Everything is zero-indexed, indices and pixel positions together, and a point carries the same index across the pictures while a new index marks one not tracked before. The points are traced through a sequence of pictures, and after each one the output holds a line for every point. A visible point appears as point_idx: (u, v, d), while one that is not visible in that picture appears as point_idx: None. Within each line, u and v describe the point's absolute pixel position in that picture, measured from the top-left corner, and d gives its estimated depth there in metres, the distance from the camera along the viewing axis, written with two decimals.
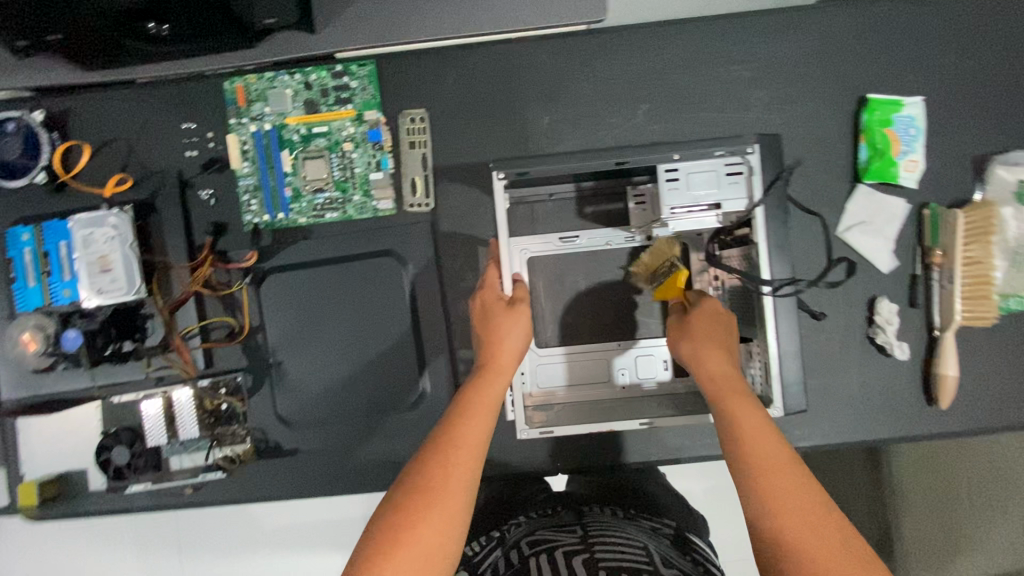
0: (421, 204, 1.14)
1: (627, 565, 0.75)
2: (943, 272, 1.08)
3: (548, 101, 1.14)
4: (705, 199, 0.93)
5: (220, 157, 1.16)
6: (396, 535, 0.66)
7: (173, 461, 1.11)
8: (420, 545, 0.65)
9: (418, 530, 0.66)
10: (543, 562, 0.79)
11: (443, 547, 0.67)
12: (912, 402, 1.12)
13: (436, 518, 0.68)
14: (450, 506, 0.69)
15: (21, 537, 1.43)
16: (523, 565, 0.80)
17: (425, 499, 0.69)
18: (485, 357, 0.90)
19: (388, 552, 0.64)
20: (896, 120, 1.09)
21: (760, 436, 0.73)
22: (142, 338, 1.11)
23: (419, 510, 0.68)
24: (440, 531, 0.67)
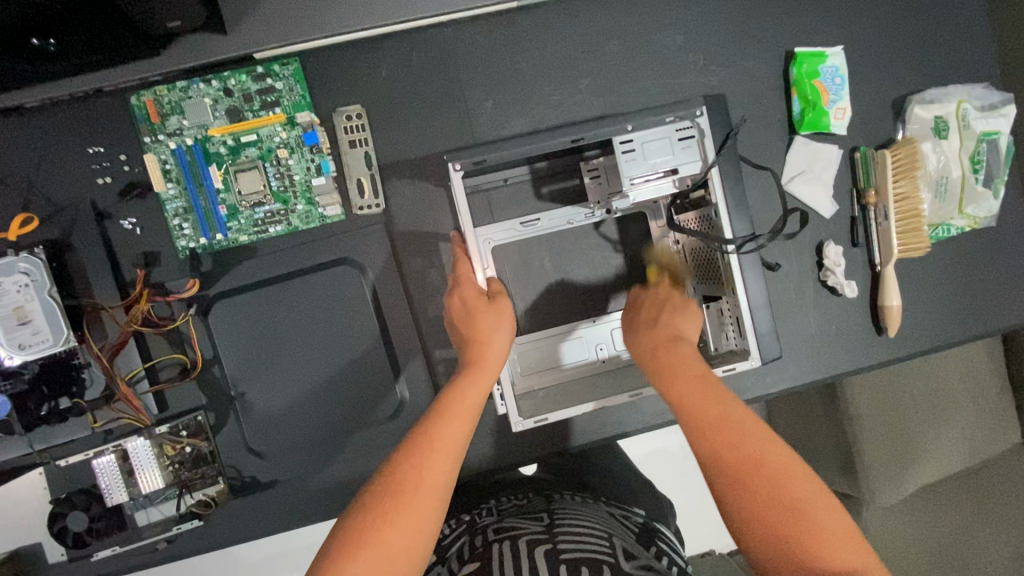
0: (371, 205, 1.08)
1: (588, 555, 0.76)
2: (878, 211, 1.16)
3: (490, 84, 1.10)
4: (662, 165, 0.93)
5: (139, 181, 1.05)
6: (364, 536, 0.63)
7: (139, 517, 1.03)
8: (390, 548, 0.63)
9: (388, 533, 0.64)
10: (505, 551, 0.80)
11: (414, 549, 0.64)
12: (866, 334, 1.20)
13: (407, 519, 0.65)
14: (421, 507, 0.67)
15: None
16: (485, 552, 0.81)
17: (396, 500, 0.67)
18: (472, 355, 0.87)
19: (353, 552, 0.62)
20: (823, 70, 1.13)
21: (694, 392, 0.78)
22: (81, 392, 1.01)
23: (389, 512, 0.65)
24: (411, 532, 0.65)
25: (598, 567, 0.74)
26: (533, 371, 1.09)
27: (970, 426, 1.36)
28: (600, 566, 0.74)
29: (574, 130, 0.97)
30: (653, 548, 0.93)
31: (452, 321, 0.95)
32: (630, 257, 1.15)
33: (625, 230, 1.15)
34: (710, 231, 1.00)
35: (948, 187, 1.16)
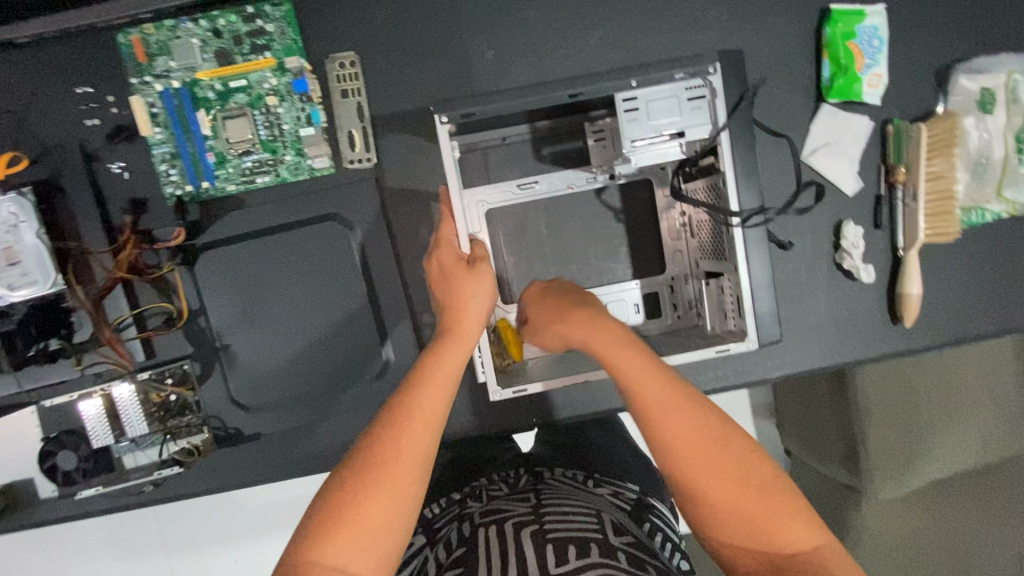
0: (362, 159, 1.04)
1: (578, 535, 0.73)
2: (907, 191, 1.07)
3: (492, 34, 1.03)
4: (668, 127, 0.86)
5: (127, 124, 1.02)
6: (342, 511, 0.61)
7: (128, 459, 1.06)
8: (368, 522, 0.61)
9: (365, 508, 0.62)
10: (491, 536, 0.76)
11: (394, 523, 0.62)
12: (880, 323, 1.13)
13: (385, 494, 0.63)
14: (401, 480, 0.64)
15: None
16: (471, 539, 0.78)
17: (374, 474, 0.63)
18: (447, 322, 0.81)
19: (331, 531, 0.60)
20: (860, 31, 1.03)
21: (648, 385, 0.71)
22: (70, 334, 1.02)
23: (368, 486, 0.63)
24: (389, 506, 0.62)
25: (586, 547, 0.71)
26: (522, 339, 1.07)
27: (982, 422, 1.29)
28: (587, 545, 0.71)
29: (573, 84, 0.89)
30: (645, 524, 0.92)
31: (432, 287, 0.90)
32: (633, 227, 1.09)
33: (628, 198, 1.09)
34: (718, 202, 0.93)
35: (988, 167, 1.07)
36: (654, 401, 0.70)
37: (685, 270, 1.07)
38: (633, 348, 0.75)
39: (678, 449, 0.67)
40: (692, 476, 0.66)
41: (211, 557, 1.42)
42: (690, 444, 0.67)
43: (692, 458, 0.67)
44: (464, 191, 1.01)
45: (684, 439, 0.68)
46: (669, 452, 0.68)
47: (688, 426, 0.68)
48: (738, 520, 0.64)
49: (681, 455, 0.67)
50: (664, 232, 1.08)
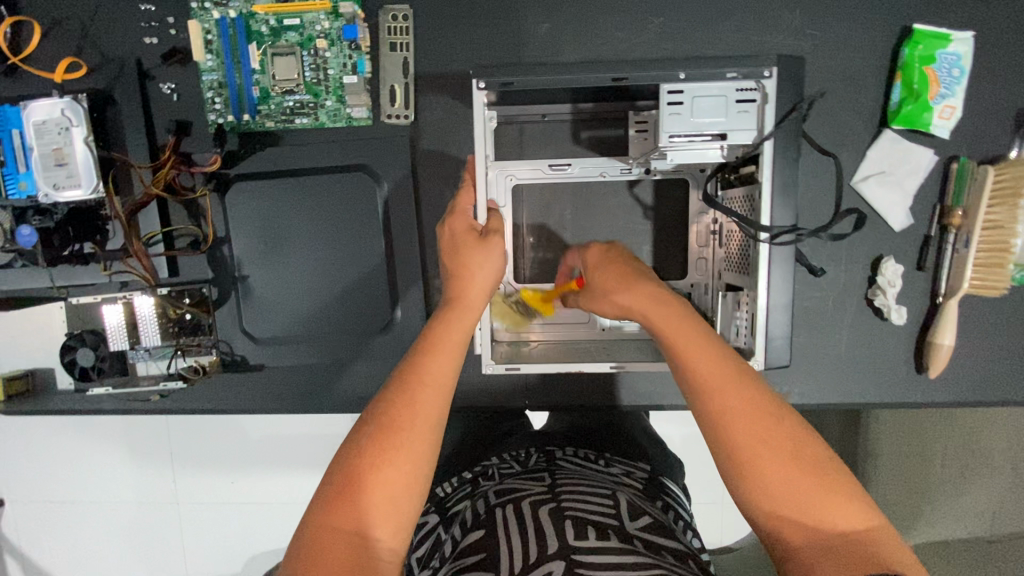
0: (400, 115, 1.04)
1: (595, 517, 0.73)
2: (959, 236, 1.00)
3: (549, 6, 1.00)
4: (709, 128, 0.82)
5: (183, 47, 1.05)
6: (362, 478, 0.61)
7: (141, 367, 1.11)
8: (389, 485, 0.61)
9: (384, 472, 0.61)
10: (508, 514, 0.76)
11: (413, 487, 0.62)
12: (902, 369, 1.07)
13: (404, 459, 0.62)
14: (417, 445, 0.63)
15: (16, 423, 1.52)
16: (489, 517, 0.77)
17: (390, 440, 0.63)
18: (452, 291, 0.79)
19: (354, 498, 0.60)
20: (940, 57, 0.96)
21: (704, 360, 0.67)
22: (103, 241, 1.07)
23: (385, 452, 0.62)
24: (408, 470, 0.62)
25: (604, 530, 0.70)
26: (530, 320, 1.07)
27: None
28: (606, 529, 0.71)
29: (618, 67, 0.85)
30: (659, 500, 0.91)
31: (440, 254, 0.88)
32: (661, 226, 1.06)
33: (660, 196, 1.06)
34: (751, 215, 0.89)
35: None
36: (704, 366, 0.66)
37: (707, 279, 1.04)
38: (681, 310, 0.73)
39: (734, 421, 0.62)
40: (751, 450, 0.61)
41: (205, 474, 1.50)
42: (746, 416, 0.62)
43: (744, 438, 0.61)
44: (495, 162, 1.01)
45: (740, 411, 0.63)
46: (724, 423, 0.63)
47: (745, 395, 0.64)
48: (798, 500, 0.59)
49: (733, 423, 0.62)
50: (691, 238, 1.04)
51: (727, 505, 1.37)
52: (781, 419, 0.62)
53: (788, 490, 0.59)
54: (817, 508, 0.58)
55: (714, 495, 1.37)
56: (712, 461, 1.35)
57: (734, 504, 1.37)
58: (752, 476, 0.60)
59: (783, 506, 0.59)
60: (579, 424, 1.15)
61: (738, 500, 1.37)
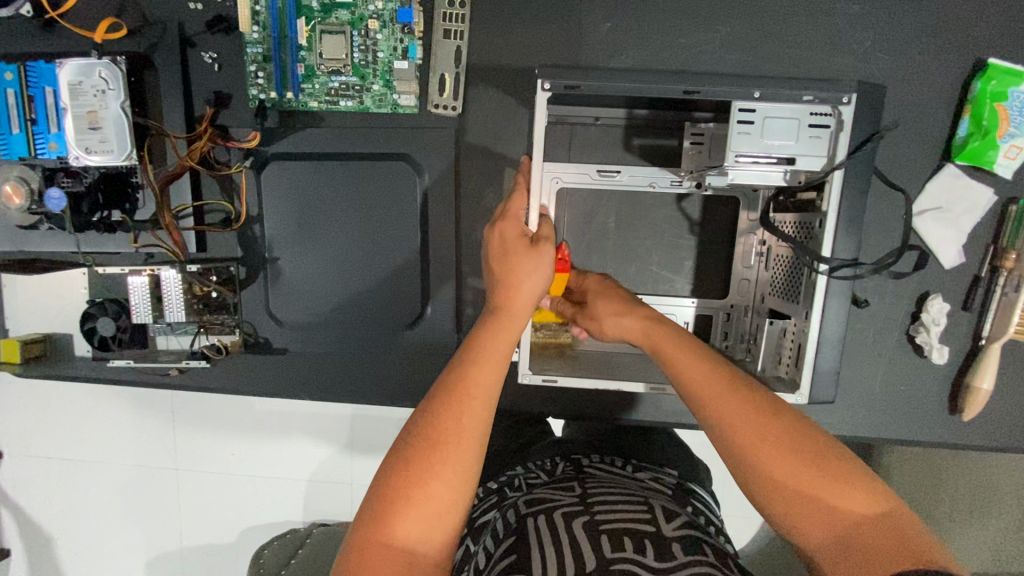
0: (447, 106, 1.00)
1: (632, 527, 0.72)
2: (1010, 279, 0.98)
3: (612, 5, 0.96)
4: (779, 150, 0.80)
5: (228, 15, 1.01)
6: (406, 492, 0.59)
7: (160, 340, 1.09)
8: (435, 499, 0.60)
9: (428, 487, 0.60)
10: (542, 525, 0.74)
11: (458, 501, 0.61)
12: (936, 409, 1.06)
13: (450, 471, 0.61)
14: (462, 456, 0.62)
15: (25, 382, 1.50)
16: (521, 526, 0.76)
17: (434, 454, 0.61)
18: (497, 299, 0.77)
19: (397, 512, 0.59)
20: (1013, 95, 0.92)
21: (691, 366, 0.72)
22: (132, 210, 1.05)
23: (429, 466, 0.60)
24: (452, 484, 0.61)
25: (643, 542, 0.69)
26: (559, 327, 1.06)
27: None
28: (642, 539, 0.70)
29: (691, 80, 0.83)
30: (690, 506, 0.90)
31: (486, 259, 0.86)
32: (706, 243, 1.04)
33: (708, 211, 1.03)
34: (806, 242, 0.88)
35: None
36: (689, 371, 0.72)
37: (748, 301, 1.01)
38: (669, 328, 0.79)
39: (728, 426, 0.65)
40: (754, 451, 0.63)
41: (212, 447, 1.49)
42: (740, 420, 0.65)
43: (741, 431, 0.64)
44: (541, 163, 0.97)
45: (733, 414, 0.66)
46: (724, 430, 0.65)
47: (734, 397, 0.67)
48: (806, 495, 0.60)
49: (727, 417, 0.66)
50: (736, 256, 1.02)
51: (736, 523, 1.37)
52: (775, 417, 0.65)
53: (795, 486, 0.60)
54: (830, 496, 0.59)
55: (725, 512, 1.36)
56: (725, 479, 1.34)
57: (742, 523, 1.37)
58: (756, 470, 0.62)
59: (801, 506, 0.60)
60: (601, 434, 1.14)
61: (747, 519, 1.36)
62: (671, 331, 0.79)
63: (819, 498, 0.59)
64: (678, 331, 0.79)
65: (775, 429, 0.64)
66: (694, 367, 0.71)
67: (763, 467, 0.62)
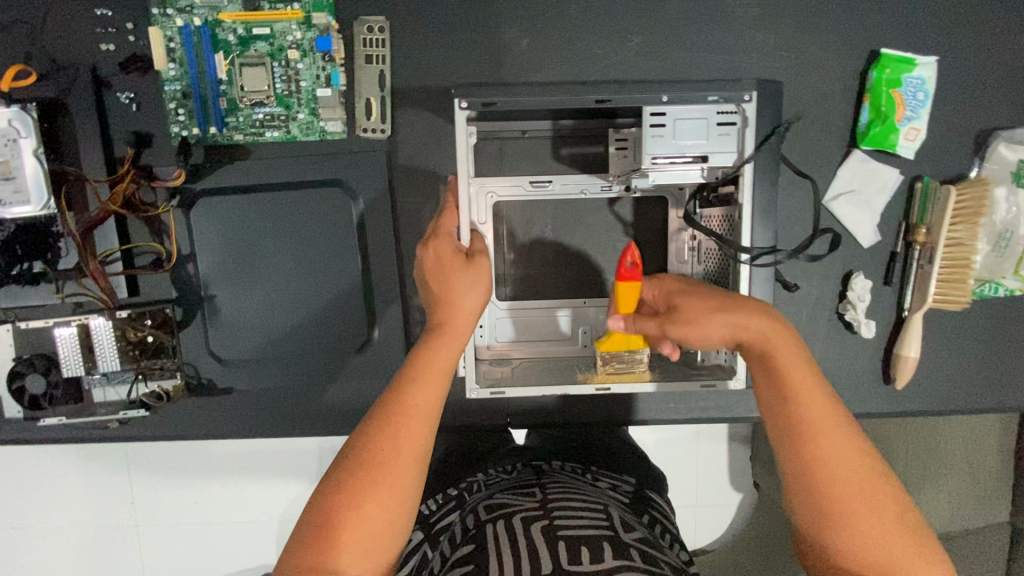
0: (376, 129, 1.01)
1: (588, 532, 0.72)
2: (923, 252, 1.04)
3: (528, 21, 0.99)
4: (692, 149, 0.87)
5: (143, 54, 0.99)
6: (341, 516, 0.59)
7: (96, 393, 1.03)
8: (372, 521, 0.60)
9: (365, 510, 0.60)
10: (500, 531, 0.74)
11: (395, 524, 0.61)
12: (871, 380, 1.11)
13: (387, 493, 0.61)
14: (400, 478, 0.62)
15: None
16: (479, 533, 0.76)
17: (372, 476, 0.61)
18: (439, 316, 0.78)
19: (332, 535, 0.58)
20: (906, 80, 0.99)
21: (807, 396, 0.67)
22: (54, 261, 1.01)
23: (366, 489, 0.60)
24: (390, 506, 0.61)
25: (599, 545, 0.70)
26: (511, 338, 1.05)
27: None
28: (599, 545, 0.70)
29: (602, 90, 0.91)
30: (645, 516, 0.92)
31: (421, 277, 0.86)
32: (643, 243, 1.07)
33: (640, 213, 1.06)
34: (730, 235, 0.93)
35: (1011, 243, 1.04)
36: (811, 404, 0.67)
37: None
38: (787, 334, 0.70)
39: (835, 480, 0.65)
40: (832, 481, 0.65)
41: (171, 499, 1.42)
42: (851, 477, 0.65)
43: (838, 480, 0.65)
44: (474, 180, 0.98)
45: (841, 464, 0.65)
46: (826, 491, 0.65)
47: (845, 444, 0.66)
48: (887, 560, 0.63)
49: (831, 464, 0.65)
50: (670, 254, 1.06)
51: (708, 513, 1.39)
52: (874, 474, 0.66)
53: (883, 549, 0.63)
54: (902, 560, 0.63)
55: (693, 502, 1.38)
56: (692, 471, 1.37)
57: (715, 514, 1.39)
58: (845, 522, 0.64)
59: (873, 564, 0.64)
60: (563, 442, 1.14)
61: (718, 508, 1.39)
62: (783, 337, 0.70)
63: (889, 560, 0.63)
64: (793, 339, 0.70)
65: (871, 486, 0.65)
66: (816, 402, 0.67)
67: (851, 521, 0.64)
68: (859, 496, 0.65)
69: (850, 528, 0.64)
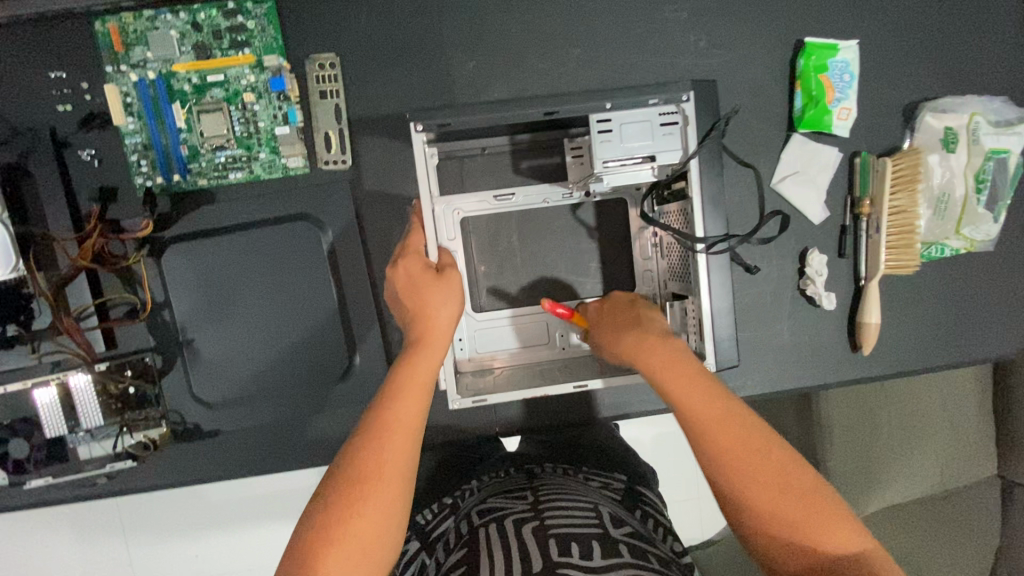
0: (338, 160, 1.04)
1: (578, 530, 0.74)
2: (871, 222, 1.09)
3: (472, 45, 1.04)
4: (640, 151, 0.91)
5: (102, 112, 1.02)
6: (329, 532, 0.61)
7: (82, 450, 1.02)
8: (360, 538, 0.61)
9: (352, 524, 0.61)
10: (492, 533, 0.77)
11: (381, 537, 0.63)
12: (840, 350, 1.15)
13: (374, 510, 0.62)
14: (385, 491, 0.64)
15: None
16: (473, 538, 0.78)
17: (358, 491, 0.63)
18: (415, 331, 0.81)
19: (321, 551, 0.59)
20: (832, 65, 1.06)
21: (684, 387, 0.75)
22: (28, 321, 1.01)
23: (353, 504, 0.62)
24: (377, 520, 0.62)
25: (588, 543, 0.71)
26: (490, 348, 1.08)
27: (946, 451, 1.33)
28: (589, 541, 0.72)
29: (549, 102, 0.95)
30: (638, 510, 0.95)
31: (395, 294, 0.88)
32: (608, 244, 1.12)
33: (600, 214, 1.11)
34: (686, 227, 0.97)
35: (949, 205, 1.10)
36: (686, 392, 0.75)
37: (654, 289, 1.10)
38: (668, 346, 0.82)
39: (718, 450, 0.70)
40: (717, 454, 0.70)
41: (170, 553, 1.40)
42: (733, 446, 0.69)
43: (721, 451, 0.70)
44: (442, 198, 1.03)
45: (726, 436, 0.70)
46: (717, 464, 0.70)
47: (726, 418, 0.71)
48: (788, 520, 0.65)
49: (714, 439, 0.71)
50: (635, 251, 1.11)
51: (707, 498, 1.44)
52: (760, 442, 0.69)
53: (780, 508, 0.65)
54: (802, 519, 0.64)
55: (697, 493, 1.44)
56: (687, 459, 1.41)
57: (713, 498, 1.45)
58: (736, 489, 0.68)
59: (777, 528, 0.65)
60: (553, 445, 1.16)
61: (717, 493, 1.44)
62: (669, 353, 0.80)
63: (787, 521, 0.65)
64: (678, 355, 0.80)
65: (754, 451, 0.69)
66: (694, 391, 0.75)
67: (743, 487, 0.68)
68: (747, 460, 0.69)
69: (744, 495, 0.67)
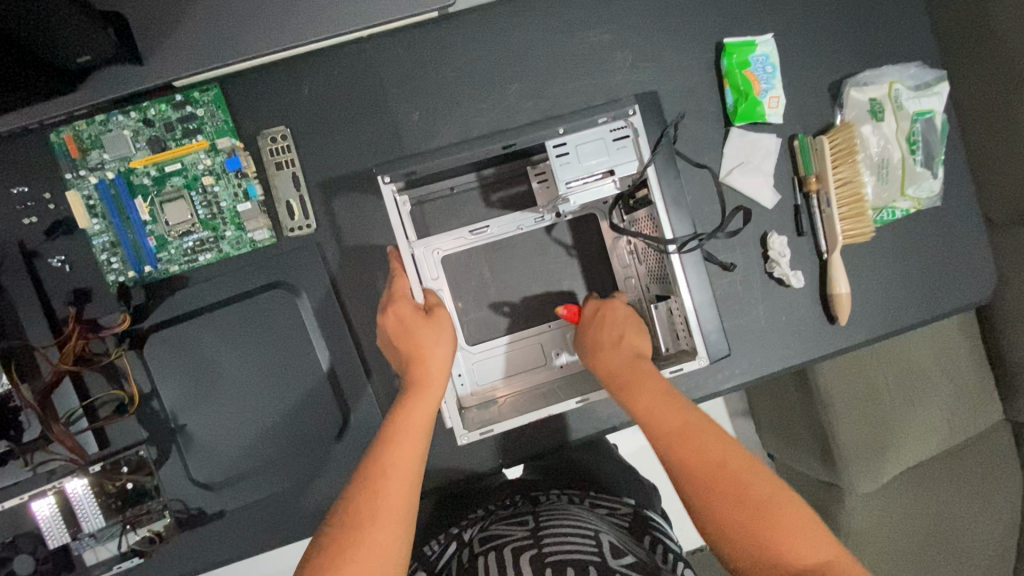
0: (302, 226, 1.07)
1: (576, 558, 0.75)
2: (821, 198, 1.14)
3: (415, 96, 1.08)
4: (598, 167, 0.97)
5: (67, 218, 1.04)
6: None
7: (87, 555, 1.03)
8: None
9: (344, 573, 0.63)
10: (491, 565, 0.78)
11: None
12: (818, 324, 1.18)
13: (364, 557, 0.64)
14: (378, 539, 0.66)
15: None
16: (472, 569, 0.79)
17: (352, 539, 0.66)
18: (415, 373, 0.85)
19: None
20: (753, 60, 1.12)
21: (656, 401, 0.87)
22: (18, 434, 1.01)
23: (346, 552, 0.65)
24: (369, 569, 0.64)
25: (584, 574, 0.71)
26: (492, 378, 1.10)
27: (948, 408, 1.34)
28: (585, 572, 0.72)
29: (505, 136, 0.99)
30: (646, 538, 0.93)
31: (388, 340, 0.90)
32: (577, 261, 1.15)
33: (562, 235, 1.14)
34: (655, 231, 1.00)
35: (890, 169, 1.15)
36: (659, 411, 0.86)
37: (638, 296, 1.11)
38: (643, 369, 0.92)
39: (684, 451, 0.81)
40: (684, 458, 0.80)
41: None
42: (696, 452, 0.80)
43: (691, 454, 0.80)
44: (420, 240, 1.05)
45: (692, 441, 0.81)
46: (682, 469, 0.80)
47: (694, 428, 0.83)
48: (748, 520, 0.73)
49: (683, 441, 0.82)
50: (614, 261, 1.14)
51: None
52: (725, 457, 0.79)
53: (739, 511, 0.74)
54: (760, 522, 0.73)
55: None
56: None
57: None
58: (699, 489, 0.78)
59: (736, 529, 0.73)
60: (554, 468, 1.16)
61: None
62: (640, 376, 0.91)
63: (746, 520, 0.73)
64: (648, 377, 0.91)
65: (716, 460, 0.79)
66: (660, 407, 0.86)
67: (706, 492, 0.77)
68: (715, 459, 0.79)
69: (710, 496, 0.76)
